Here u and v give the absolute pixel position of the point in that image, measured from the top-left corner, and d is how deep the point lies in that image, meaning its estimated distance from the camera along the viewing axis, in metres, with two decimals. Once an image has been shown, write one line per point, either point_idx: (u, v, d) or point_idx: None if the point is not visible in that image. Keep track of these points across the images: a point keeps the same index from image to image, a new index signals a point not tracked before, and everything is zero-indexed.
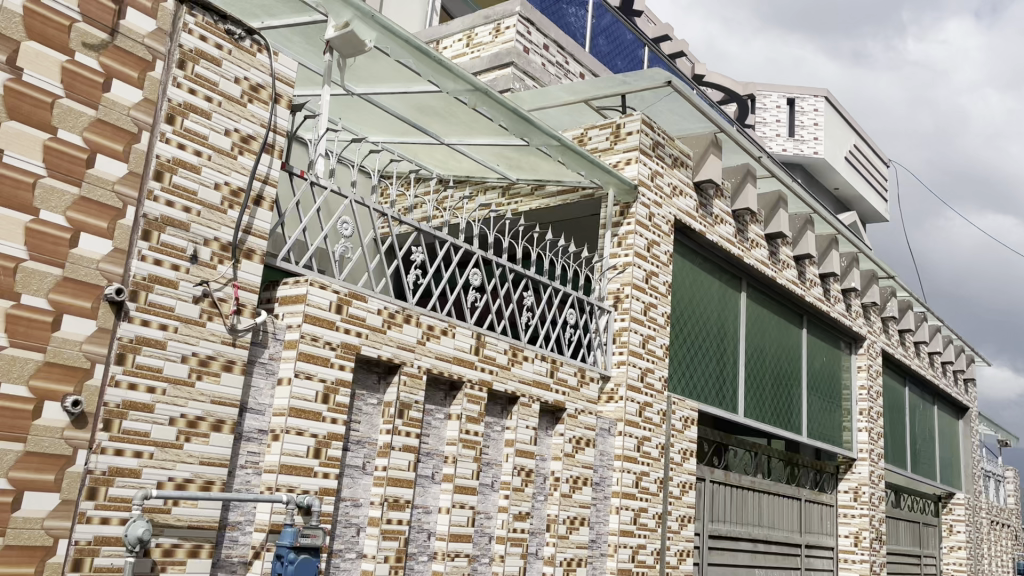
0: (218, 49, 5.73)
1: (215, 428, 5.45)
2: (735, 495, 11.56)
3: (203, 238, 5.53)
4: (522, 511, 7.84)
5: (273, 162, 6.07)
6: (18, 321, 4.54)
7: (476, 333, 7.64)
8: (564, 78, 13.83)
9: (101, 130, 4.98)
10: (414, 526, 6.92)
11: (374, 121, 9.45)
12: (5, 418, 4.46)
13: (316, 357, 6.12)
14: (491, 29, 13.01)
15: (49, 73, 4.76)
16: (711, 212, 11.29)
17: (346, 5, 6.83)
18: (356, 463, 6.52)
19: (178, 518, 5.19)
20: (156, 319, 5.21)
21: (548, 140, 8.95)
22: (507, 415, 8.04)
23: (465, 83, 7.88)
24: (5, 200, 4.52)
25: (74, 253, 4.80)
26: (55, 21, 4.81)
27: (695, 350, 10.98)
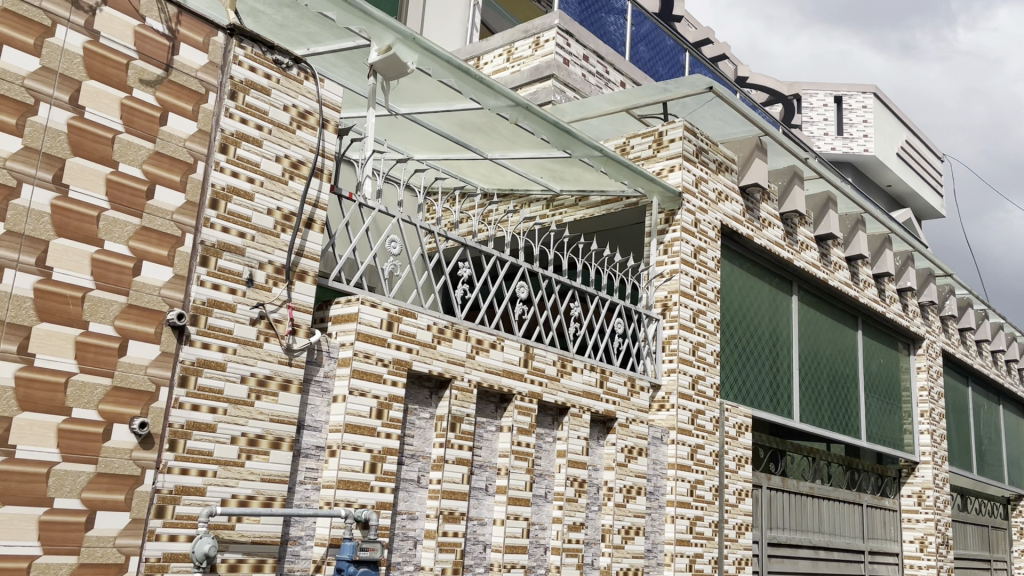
0: (267, 78, 5.92)
1: (275, 445, 5.61)
2: (794, 502, 11.39)
3: (258, 261, 5.72)
4: (577, 522, 7.87)
5: (322, 185, 6.24)
6: (88, 348, 4.76)
7: (524, 345, 7.72)
8: (605, 87, 13.89)
9: (159, 162, 5.20)
10: (471, 538, 7.02)
11: (418, 140, 9.60)
12: (76, 441, 4.66)
13: (369, 374, 6.26)
14: (530, 43, 13.12)
15: (110, 111, 4.99)
16: (758, 216, 11.21)
17: (388, 28, 6.99)
18: (411, 477, 6.60)
19: (242, 534, 5.35)
20: (215, 341, 5.40)
21: (591, 151, 9.01)
22: (559, 425, 8.08)
23: (506, 98, 7.99)
24: (71, 232, 4.75)
25: (137, 281, 5.02)
26: (114, 60, 5.04)
27: (747, 356, 10.90)
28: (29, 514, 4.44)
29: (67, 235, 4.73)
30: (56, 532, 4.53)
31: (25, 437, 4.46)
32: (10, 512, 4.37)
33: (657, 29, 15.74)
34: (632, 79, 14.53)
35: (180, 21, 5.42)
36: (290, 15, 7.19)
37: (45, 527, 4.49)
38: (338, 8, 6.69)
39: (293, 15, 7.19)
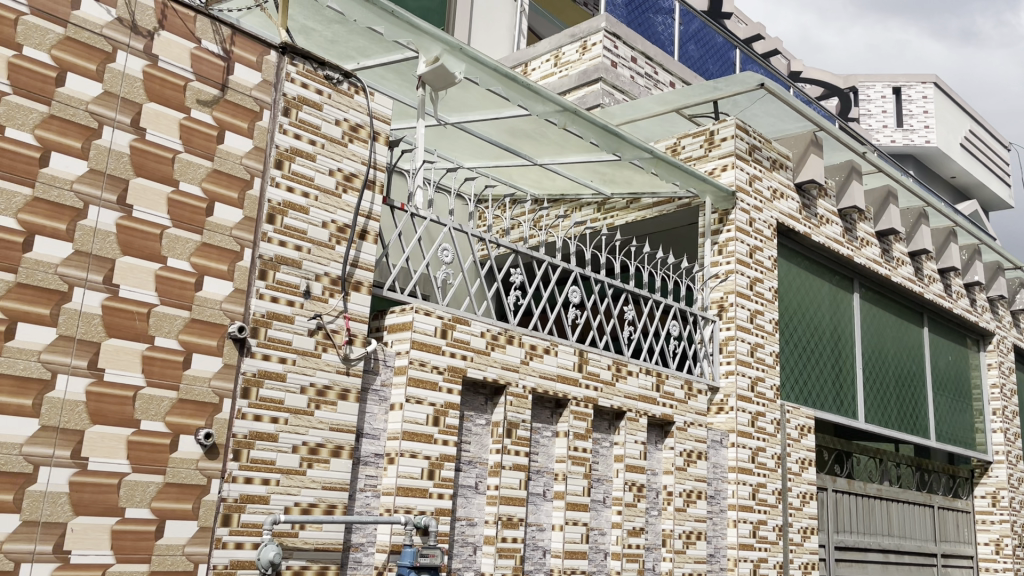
0: (318, 94, 6.04)
1: (335, 454, 5.71)
2: (861, 504, 11.12)
3: (314, 273, 5.83)
4: (637, 527, 7.80)
5: (374, 198, 6.34)
6: (154, 362, 4.92)
7: (579, 350, 7.70)
8: (653, 88, 13.79)
9: (217, 180, 5.35)
10: (530, 544, 7.02)
11: (467, 149, 9.66)
12: (144, 452, 4.82)
13: (425, 382, 6.33)
14: (578, 47, 13.11)
15: (170, 132, 5.16)
16: (815, 213, 10.98)
17: (435, 39, 7.06)
18: (469, 483, 6.64)
19: (305, 542, 5.46)
20: (275, 353, 5.52)
21: (641, 153, 8.97)
22: (615, 430, 8.03)
23: (554, 103, 8.01)
24: (135, 250, 4.91)
25: (199, 295, 5.16)
26: (172, 82, 5.21)
27: (809, 356, 10.69)
28: (102, 523, 4.61)
29: (132, 253, 4.89)
30: (128, 541, 4.69)
31: (97, 449, 4.63)
32: (84, 522, 4.54)
33: (706, 27, 15.56)
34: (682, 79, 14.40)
35: (235, 42, 5.57)
36: (340, 30, 7.32)
37: (117, 536, 4.65)
38: (386, 22, 6.78)
39: (342, 30, 7.31)
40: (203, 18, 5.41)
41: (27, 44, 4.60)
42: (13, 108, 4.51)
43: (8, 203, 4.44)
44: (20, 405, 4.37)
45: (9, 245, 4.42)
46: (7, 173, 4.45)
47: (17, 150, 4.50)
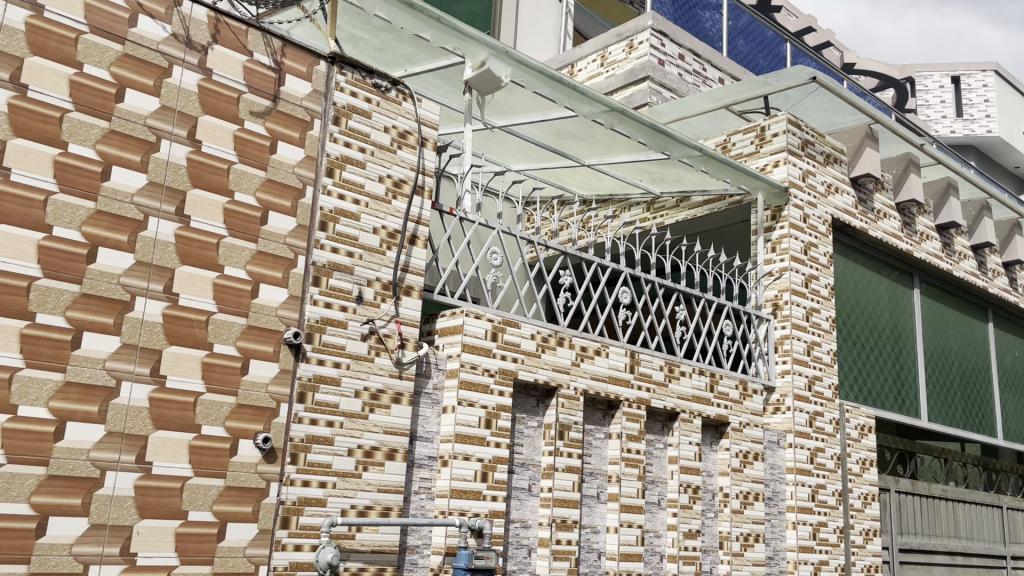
0: (367, 102, 6.13)
1: (389, 456, 5.78)
2: (924, 506, 10.76)
3: (366, 278, 5.91)
4: (693, 529, 7.71)
5: (423, 203, 6.40)
6: (214, 368, 5.04)
7: (630, 351, 7.65)
8: (702, 85, 13.66)
9: (271, 189, 5.46)
10: (584, 546, 7.00)
11: (515, 152, 9.67)
12: (206, 456, 4.94)
13: (476, 385, 6.35)
14: (624, 46, 13.04)
15: (225, 143, 5.29)
16: (872, 207, 10.72)
17: (481, 44, 7.11)
18: (522, 485, 6.66)
19: (362, 543, 5.53)
20: (330, 358, 5.61)
21: (690, 151, 8.89)
22: (669, 432, 7.95)
23: (601, 103, 7.99)
24: (194, 259, 5.04)
25: (255, 302, 5.28)
26: (226, 95, 5.34)
27: (868, 354, 10.45)
28: (166, 526, 4.74)
29: (190, 262, 5.03)
30: (191, 544, 4.82)
31: (161, 454, 4.77)
32: (149, 525, 4.68)
33: (756, 21, 15.33)
34: (732, 75, 14.24)
35: (286, 53, 5.69)
36: (387, 38, 7.42)
37: (181, 539, 4.78)
38: (432, 28, 6.85)
39: (390, 38, 7.41)
40: (254, 31, 5.53)
41: (88, 62, 4.76)
42: (75, 124, 4.67)
43: (72, 216, 4.60)
44: (86, 412, 4.53)
45: (74, 257, 4.58)
46: (71, 188, 4.61)
47: (80, 164, 4.66)
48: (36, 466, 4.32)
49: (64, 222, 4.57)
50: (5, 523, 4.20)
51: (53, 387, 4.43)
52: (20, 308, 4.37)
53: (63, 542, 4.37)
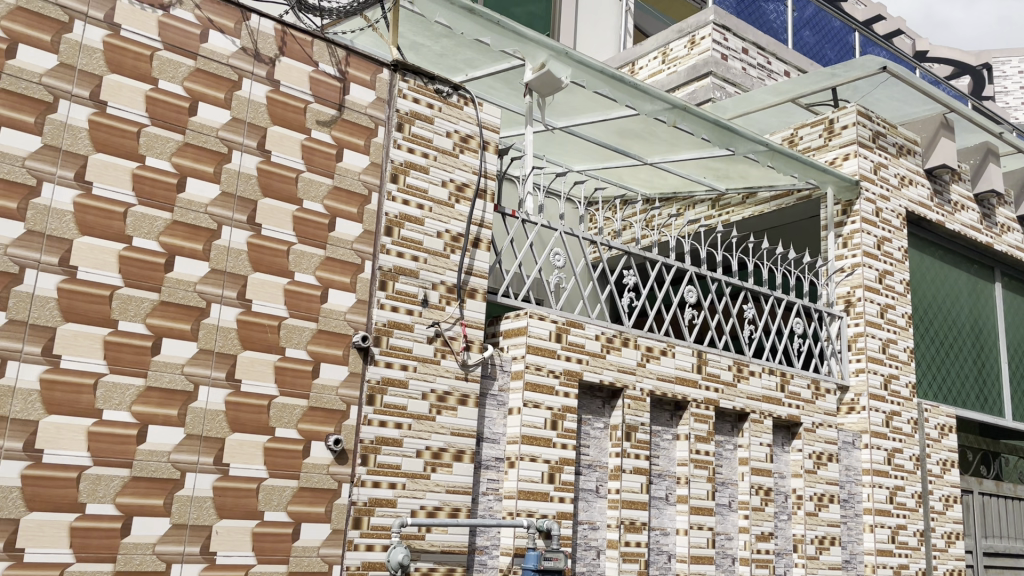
0: (430, 108, 6.20)
1: (457, 458, 5.85)
2: (1011, 506, 10.27)
3: (431, 282, 5.98)
4: (765, 531, 7.58)
5: (486, 206, 6.45)
6: (286, 372, 5.18)
7: (697, 351, 7.55)
8: (767, 78, 13.39)
9: (338, 197, 5.58)
10: (654, 548, 6.93)
11: (577, 152, 9.63)
12: (279, 458, 5.07)
13: (541, 386, 6.36)
14: (686, 42, 12.87)
15: (293, 153, 5.42)
16: (949, 199, 10.36)
17: (541, 45, 7.12)
18: (589, 487, 6.64)
19: (432, 544, 5.60)
20: (397, 360, 5.69)
21: (756, 146, 8.73)
22: (739, 432, 7.81)
23: (662, 101, 7.94)
24: (265, 266, 5.18)
25: (325, 307, 5.40)
26: (293, 105, 5.47)
27: (948, 351, 10.09)
28: (244, 526, 4.88)
29: (262, 269, 5.17)
30: (267, 543, 4.95)
31: (237, 456, 4.92)
32: (227, 525, 4.82)
33: (822, 11, 14.98)
34: (798, 68, 13.93)
35: (350, 63, 5.80)
36: (447, 44, 7.50)
37: (257, 538, 4.92)
38: (492, 32, 6.91)
39: (450, 44, 7.48)
40: (319, 42, 5.66)
41: (162, 78, 4.95)
42: (151, 138, 4.86)
43: (150, 227, 4.78)
44: (166, 415, 4.70)
45: (153, 266, 4.76)
46: (149, 200, 4.80)
47: (157, 177, 4.84)
48: (120, 468, 4.51)
49: (142, 233, 4.75)
50: (91, 523, 4.39)
51: (135, 392, 4.61)
52: (103, 316, 4.56)
53: (146, 541, 4.54)
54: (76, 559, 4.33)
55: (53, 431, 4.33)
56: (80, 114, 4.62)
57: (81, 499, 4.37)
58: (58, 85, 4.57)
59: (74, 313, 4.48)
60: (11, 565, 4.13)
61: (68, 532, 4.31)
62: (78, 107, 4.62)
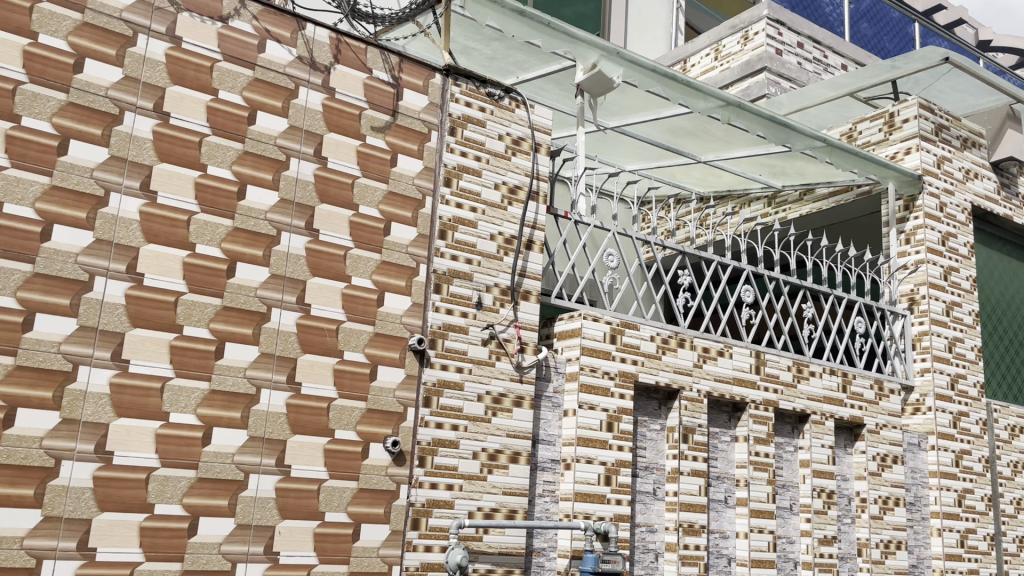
0: (482, 111, 6.23)
1: (513, 459, 5.87)
2: None
3: (485, 284, 6.00)
4: (828, 535, 7.43)
5: (539, 208, 6.46)
6: (344, 375, 5.25)
7: (755, 351, 7.43)
8: (824, 72, 13.12)
9: (393, 201, 5.65)
10: (713, 551, 6.84)
11: (629, 152, 9.56)
12: (339, 459, 5.15)
13: (597, 388, 6.33)
14: (739, 38, 12.68)
15: (348, 159, 5.50)
16: (1016, 192, 10.03)
17: (592, 46, 7.10)
18: (647, 489, 6.59)
19: (490, 545, 5.62)
20: (453, 363, 5.73)
21: (813, 142, 8.56)
22: (799, 434, 7.67)
23: (716, 98, 7.85)
24: (323, 271, 5.27)
25: (381, 311, 5.47)
26: (348, 112, 5.56)
27: (1017, 350, 9.77)
28: (305, 526, 4.97)
29: (320, 274, 5.26)
30: (329, 543, 5.04)
31: (299, 457, 5.01)
32: (290, 526, 4.92)
33: (880, 2, 14.64)
34: (855, 60, 13.63)
35: (403, 69, 5.86)
36: (498, 47, 7.53)
37: (319, 538, 5.01)
38: (543, 34, 6.92)
39: (501, 47, 7.51)
40: (373, 49, 5.74)
41: (222, 88, 5.07)
42: (213, 147, 4.98)
43: (213, 234, 4.91)
44: (230, 418, 4.81)
45: (216, 272, 4.88)
46: (211, 207, 4.92)
47: (218, 185, 4.97)
48: (187, 469, 4.63)
49: (205, 240, 4.88)
50: (160, 523, 4.52)
51: (200, 395, 4.73)
52: (169, 322, 4.69)
53: (212, 540, 4.66)
54: (145, 558, 4.46)
55: (123, 433, 4.47)
56: (145, 125, 4.77)
57: (150, 499, 4.51)
58: (124, 98, 4.72)
59: (142, 318, 4.61)
60: (84, 563, 4.28)
61: (137, 532, 4.45)
62: (142, 118, 4.76)
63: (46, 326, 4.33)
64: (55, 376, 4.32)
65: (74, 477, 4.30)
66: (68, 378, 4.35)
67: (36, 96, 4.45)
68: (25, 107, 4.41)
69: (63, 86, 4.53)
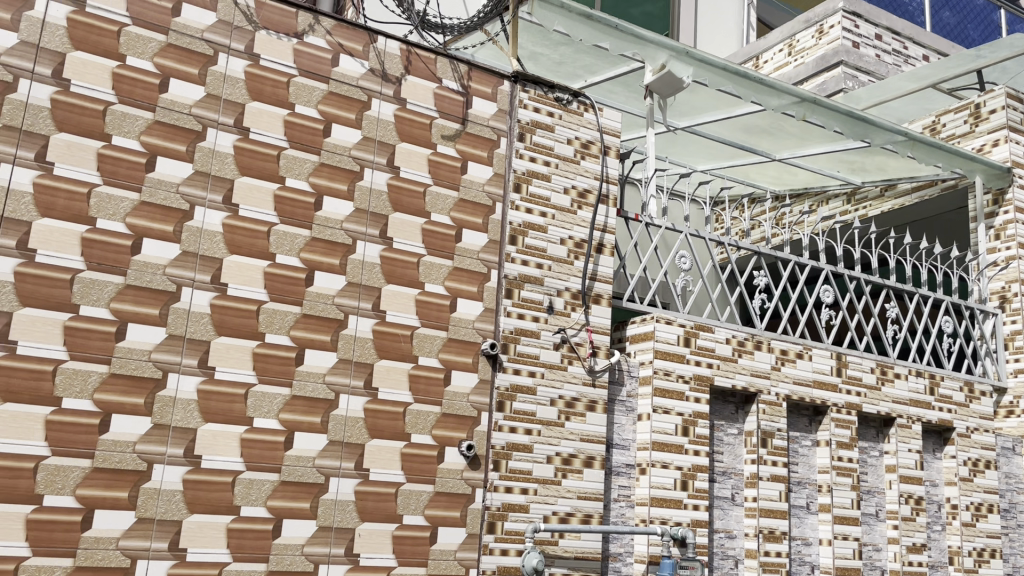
0: (550, 116, 6.25)
1: (587, 464, 5.86)
2: None
3: (556, 289, 6.01)
4: (918, 543, 7.15)
5: (609, 211, 6.43)
6: (419, 380, 5.34)
7: (835, 353, 7.22)
8: (904, 64, 12.69)
9: (464, 208, 5.72)
10: (795, 559, 6.68)
11: (701, 152, 9.42)
12: (416, 463, 5.24)
13: (671, 392, 6.26)
14: (814, 33, 12.36)
15: (420, 167, 5.60)
16: None
17: (661, 46, 7.02)
18: (725, 494, 6.49)
19: (565, 550, 5.63)
20: (525, 367, 5.75)
21: (893, 136, 8.27)
22: (885, 438, 7.42)
23: (790, 95, 7.67)
24: (397, 278, 5.37)
25: (454, 316, 5.54)
26: (419, 122, 5.65)
27: None
28: (384, 529, 5.07)
29: (394, 281, 5.35)
30: (406, 546, 5.12)
31: (377, 461, 5.11)
32: (370, 528, 5.02)
33: None
34: (937, 51, 13.14)
35: (471, 77, 5.93)
36: (566, 51, 7.54)
37: (397, 541, 5.10)
38: (610, 37, 6.90)
39: (569, 51, 7.52)
40: (442, 58, 5.82)
41: (299, 103, 5.23)
42: (290, 160, 5.14)
43: (292, 244, 5.06)
44: (311, 422, 4.94)
45: (295, 281, 5.03)
46: (289, 218, 5.07)
47: (296, 197, 5.12)
48: (271, 472, 4.78)
49: (285, 250, 5.03)
50: (246, 524, 4.67)
51: (282, 401, 4.88)
52: (252, 329, 4.85)
53: (295, 542, 4.80)
54: (233, 558, 4.61)
55: (210, 438, 4.64)
56: (226, 141, 4.95)
57: (237, 502, 4.66)
58: (206, 115, 4.92)
59: (226, 327, 4.79)
60: (175, 563, 4.46)
61: (225, 533, 4.61)
62: (224, 134, 4.95)
63: (137, 335, 4.54)
64: (146, 383, 4.52)
65: (165, 479, 4.49)
66: (158, 385, 4.55)
67: (125, 115, 4.67)
68: (115, 127, 4.64)
69: (150, 105, 4.75)
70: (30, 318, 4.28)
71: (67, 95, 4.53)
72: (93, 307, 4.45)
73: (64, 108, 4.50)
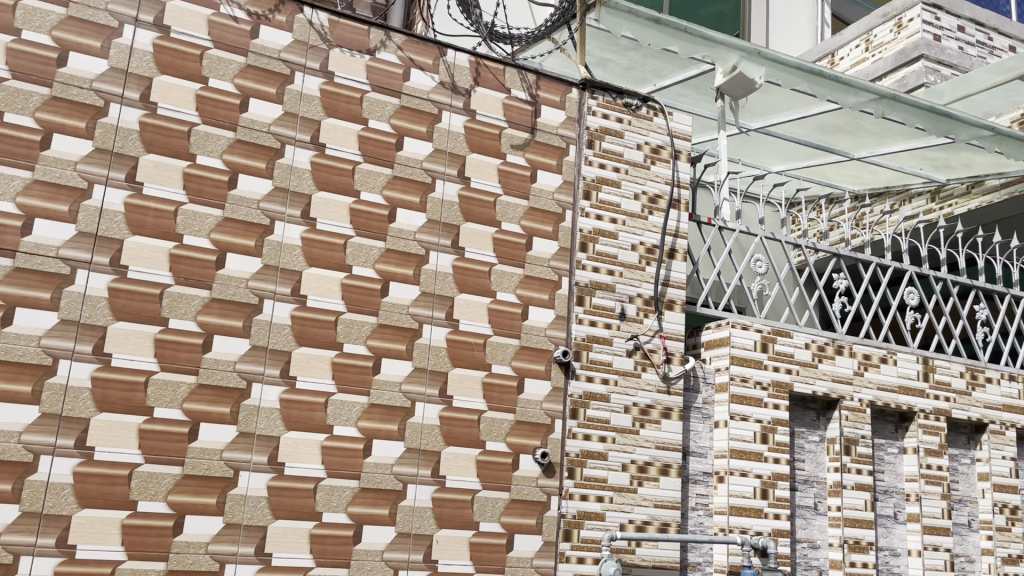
0: (619, 122, 6.23)
1: (663, 472, 5.80)
2: None
3: (628, 295, 5.98)
4: (1013, 554, 6.83)
5: (680, 216, 6.36)
6: (493, 388, 5.38)
7: (922, 358, 6.97)
8: (989, 56, 12.20)
9: (534, 217, 5.75)
10: (883, 570, 6.48)
11: (776, 153, 9.24)
12: (491, 471, 5.28)
13: (749, 399, 6.15)
14: (892, 27, 11.97)
15: (490, 178, 5.65)
16: None
17: (732, 48, 6.92)
18: (807, 503, 6.32)
19: (643, 559, 5.58)
20: (598, 374, 5.74)
21: (979, 131, 7.94)
22: (976, 445, 7.12)
23: (868, 92, 7.44)
24: (469, 288, 5.43)
25: (526, 324, 5.57)
26: (489, 132, 5.72)
27: None
28: (461, 535, 5.12)
29: (465, 290, 5.42)
30: (483, 552, 5.17)
31: (453, 468, 5.17)
32: (447, 534, 5.08)
33: None
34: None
35: (540, 86, 5.97)
36: (634, 56, 7.52)
37: (474, 547, 5.15)
38: (678, 40, 6.84)
39: (638, 56, 7.50)
40: (510, 69, 5.87)
41: (372, 118, 5.35)
42: (365, 174, 5.27)
43: (367, 256, 5.18)
44: (388, 430, 5.04)
45: (370, 292, 5.14)
46: (364, 231, 5.20)
47: (371, 210, 5.24)
48: (350, 479, 4.89)
49: (361, 262, 5.15)
50: (328, 530, 4.79)
51: (361, 409, 4.99)
52: (330, 340, 4.98)
53: (375, 548, 4.89)
54: (316, 563, 4.73)
55: (292, 445, 4.78)
56: (304, 157, 5.11)
57: (318, 508, 4.79)
58: (284, 132, 5.08)
59: (306, 337, 4.93)
60: (261, 567, 4.60)
61: (308, 539, 4.74)
62: (301, 151, 5.11)
63: (223, 346, 4.71)
64: (232, 393, 4.69)
65: (251, 486, 4.64)
66: (243, 395, 4.71)
67: (208, 136, 4.87)
68: (199, 146, 4.84)
69: (231, 125, 4.94)
70: (123, 332, 4.50)
71: (155, 117, 4.75)
72: (181, 320, 4.64)
73: (152, 130, 4.73)
